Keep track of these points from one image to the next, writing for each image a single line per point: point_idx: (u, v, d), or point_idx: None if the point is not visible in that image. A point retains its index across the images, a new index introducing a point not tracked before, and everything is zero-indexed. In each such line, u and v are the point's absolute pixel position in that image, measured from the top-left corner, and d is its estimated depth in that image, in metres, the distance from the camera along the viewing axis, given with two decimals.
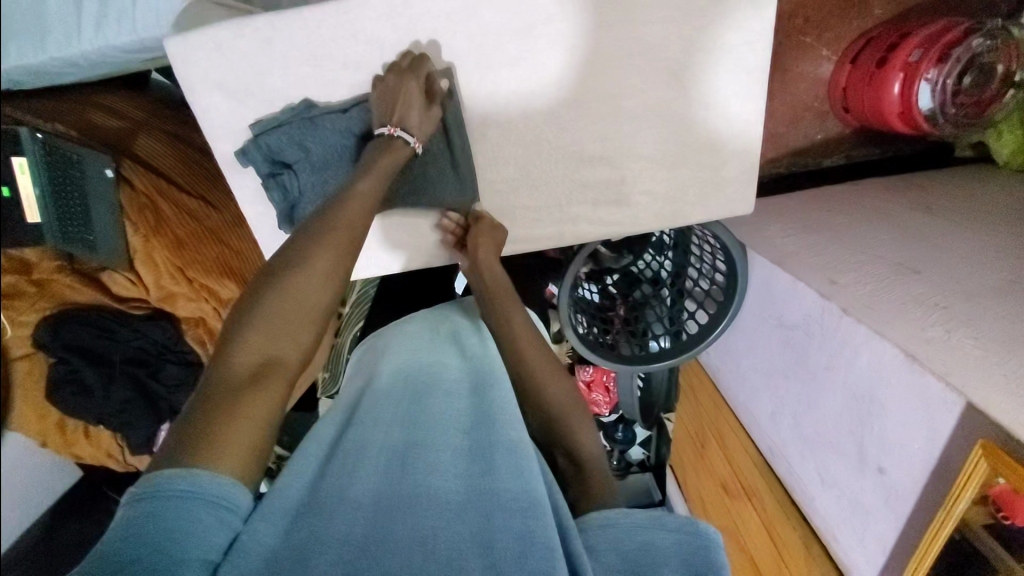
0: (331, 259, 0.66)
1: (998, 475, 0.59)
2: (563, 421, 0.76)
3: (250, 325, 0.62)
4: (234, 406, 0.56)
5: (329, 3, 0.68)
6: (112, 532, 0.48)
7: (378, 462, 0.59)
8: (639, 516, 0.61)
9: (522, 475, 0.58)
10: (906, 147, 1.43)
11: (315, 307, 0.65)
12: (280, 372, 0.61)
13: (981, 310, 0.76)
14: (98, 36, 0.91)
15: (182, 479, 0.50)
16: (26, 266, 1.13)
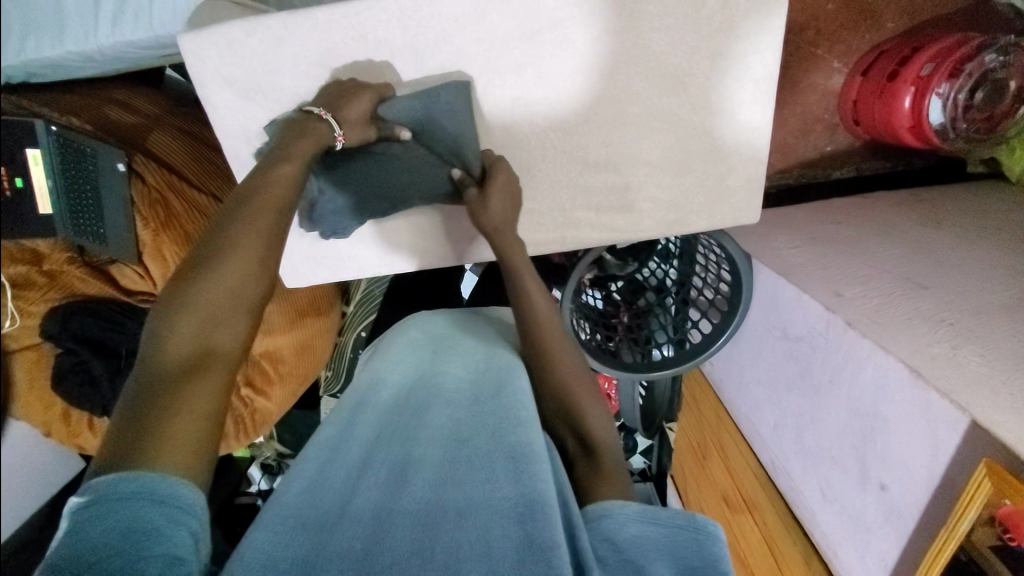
0: (258, 242, 0.63)
1: (1001, 495, 0.59)
2: (576, 406, 0.73)
3: (177, 317, 0.58)
4: (171, 405, 0.54)
5: (341, 4, 0.69)
6: (62, 539, 0.47)
7: (380, 479, 0.60)
8: (630, 509, 0.60)
9: (520, 481, 0.58)
10: (917, 162, 1.41)
11: (238, 295, 0.61)
12: (214, 364, 0.59)
13: (988, 327, 0.75)
14: (115, 32, 0.93)
15: (129, 481, 0.49)
16: (38, 257, 1.19)
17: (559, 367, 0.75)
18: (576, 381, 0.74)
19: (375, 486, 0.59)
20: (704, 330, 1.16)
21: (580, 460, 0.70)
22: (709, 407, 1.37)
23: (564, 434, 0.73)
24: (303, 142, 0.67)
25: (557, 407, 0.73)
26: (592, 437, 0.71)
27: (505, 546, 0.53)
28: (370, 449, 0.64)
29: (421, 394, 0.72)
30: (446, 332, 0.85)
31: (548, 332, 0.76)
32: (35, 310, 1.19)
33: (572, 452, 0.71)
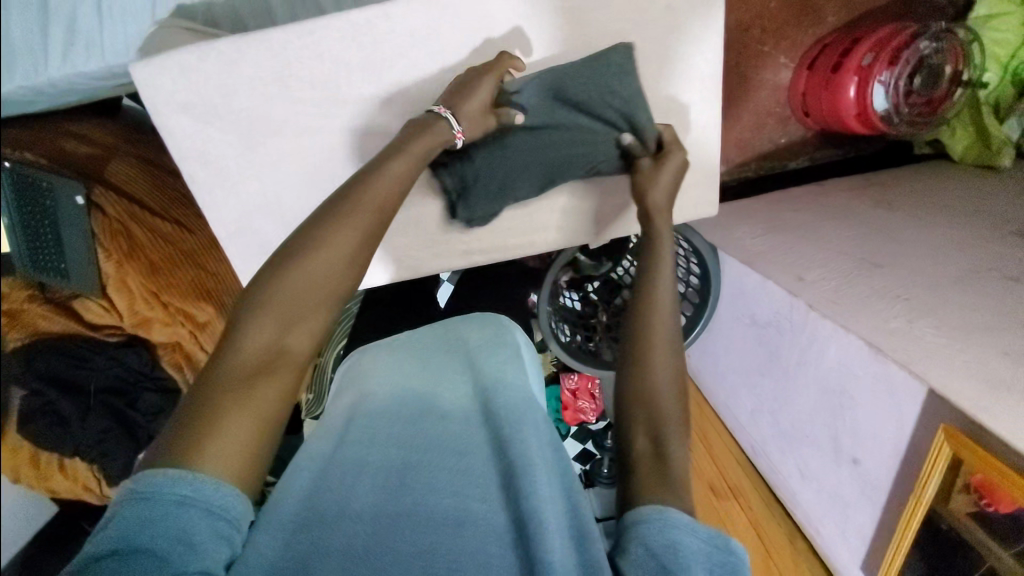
0: (350, 241, 0.58)
1: (960, 456, 0.61)
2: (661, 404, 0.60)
3: (266, 305, 0.54)
4: (238, 402, 0.50)
5: (293, 24, 0.68)
6: (104, 533, 0.45)
7: (388, 483, 0.57)
8: (674, 519, 0.50)
9: (535, 486, 0.56)
10: (868, 148, 1.48)
11: (328, 293, 0.57)
12: (287, 365, 0.54)
13: (941, 299, 0.78)
14: (67, 64, 0.91)
15: (181, 485, 0.46)
16: (1, 296, 1.17)
17: (658, 358, 0.62)
18: (669, 381, 0.61)
19: (375, 488, 0.56)
20: (680, 321, 1.18)
21: (644, 466, 0.56)
22: (692, 400, 1.37)
23: (635, 435, 0.59)
24: (421, 142, 0.65)
25: (639, 396, 0.60)
26: (670, 452, 0.57)
27: (501, 563, 0.52)
28: (374, 453, 0.60)
29: (421, 394, 0.69)
30: (439, 334, 0.81)
31: (662, 314, 0.64)
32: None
33: (641, 452, 0.57)
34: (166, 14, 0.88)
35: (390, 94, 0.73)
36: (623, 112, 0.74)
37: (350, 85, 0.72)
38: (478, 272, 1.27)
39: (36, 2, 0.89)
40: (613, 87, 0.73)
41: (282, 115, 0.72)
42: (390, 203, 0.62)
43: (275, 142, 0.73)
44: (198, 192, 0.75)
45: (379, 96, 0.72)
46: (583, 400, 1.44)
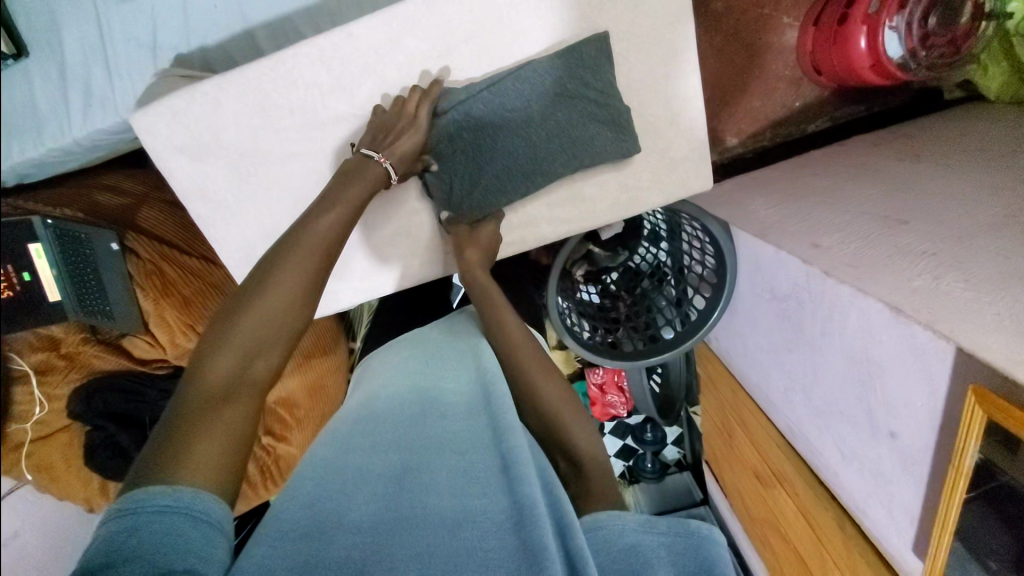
0: (301, 272, 0.65)
1: (991, 418, 0.56)
2: (555, 423, 0.70)
3: (227, 339, 0.60)
4: (205, 423, 0.55)
5: (267, 57, 0.71)
6: (91, 546, 0.47)
7: (379, 490, 0.58)
8: (610, 521, 0.56)
9: (519, 481, 0.57)
10: (894, 99, 1.38)
11: (284, 321, 0.63)
12: (249, 388, 0.59)
13: (972, 251, 0.72)
14: (86, 123, 0.99)
15: (163, 495, 0.49)
16: (56, 342, 1.22)
17: (538, 388, 0.73)
18: (559, 399, 0.72)
19: (369, 491, 0.58)
20: (696, 307, 1.14)
21: (574, 474, 0.66)
22: (727, 387, 1.30)
23: (557, 458, 0.69)
24: (358, 178, 0.70)
25: (539, 426, 0.71)
26: (579, 449, 0.68)
27: (502, 556, 0.51)
28: (366, 460, 0.62)
29: (410, 406, 0.71)
30: (435, 351, 0.85)
31: (524, 356, 0.76)
32: (60, 394, 1.25)
33: (565, 475, 0.67)
34: (165, 63, 0.94)
35: (367, 111, 0.75)
36: (592, 96, 0.73)
37: (327, 106, 0.74)
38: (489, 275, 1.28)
39: (53, 71, 0.97)
40: (584, 72, 0.72)
41: (270, 143, 0.75)
42: (337, 239, 0.69)
43: (267, 168, 0.76)
44: (203, 226, 0.79)
45: (356, 114, 0.75)
46: (611, 394, 1.45)
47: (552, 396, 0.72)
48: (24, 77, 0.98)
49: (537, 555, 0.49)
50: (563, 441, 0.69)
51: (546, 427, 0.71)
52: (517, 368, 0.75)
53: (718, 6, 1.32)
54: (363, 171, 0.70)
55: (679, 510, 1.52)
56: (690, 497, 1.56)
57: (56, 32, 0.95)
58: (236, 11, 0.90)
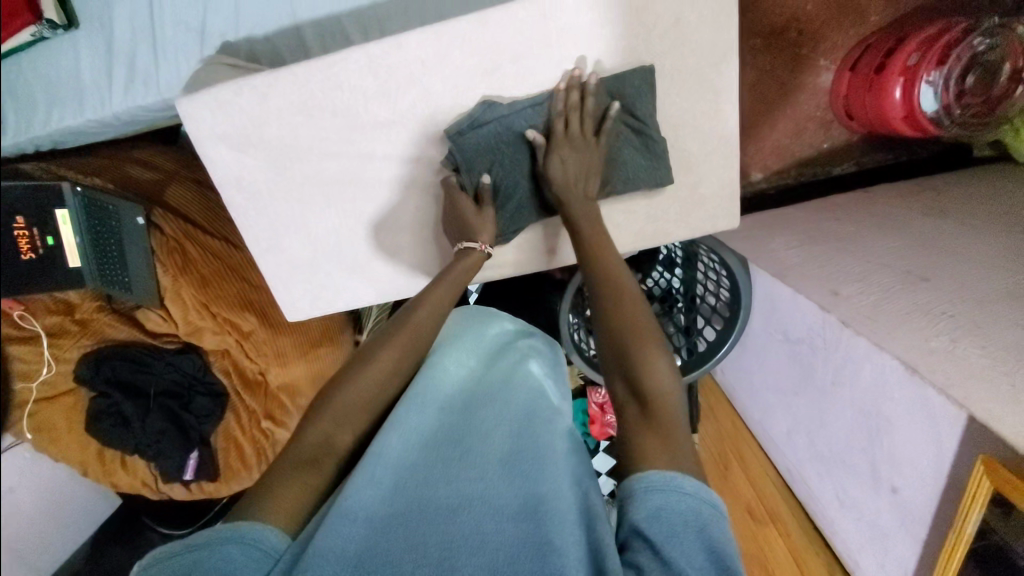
0: (394, 355, 0.69)
1: (997, 489, 0.57)
2: (629, 347, 0.64)
3: (328, 409, 0.64)
4: (294, 476, 0.58)
5: (315, 58, 0.72)
6: (164, 558, 0.50)
7: (384, 486, 0.58)
8: (656, 478, 0.51)
9: (535, 485, 0.57)
10: (922, 151, 1.38)
11: (372, 402, 0.67)
12: (332, 459, 0.62)
13: (993, 317, 0.72)
14: (126, 98, 1.01)
15: (228, 528, 0.52)
16: (71, 307, 1.24)
17: (626, 317, 0.67)
18: (643, 325, 0.66)
19: (380, 482, 0.58)
20: (705, 337, 1.14)
21: (635, 409, 0.60)
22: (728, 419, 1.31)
23: (617, 385, 0.63)
24: (452, 272, 0.76)
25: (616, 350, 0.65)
26: (651, 385, 0.61)
27: (506, 546, 0.52)
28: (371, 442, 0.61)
29: (418, 389, 0.70)
30: (451, 336, 0.82)
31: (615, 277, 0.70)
32: (70, 357, 1.26)
33: (623, 402, 0.61)
34: (211, 49, 0.96)
35: (408, 118, 0.75)
36: (629, 125, 0.75)
37: (368, 110, 0.75)
38: (504, 284, 1.29)
39: (101, 44, 0.99)
40: (623, 101, 0.73)
41: (310, 141, 0.76)
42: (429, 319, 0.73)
43: (304, 164, 0.78)
44: (236, 214, 0.80)
45: (395, 120, 0.76)
46: None
47: (631, 322, 0.66)
48: (72, 48, 1.00)
49: (545, 551, 0.51)
50: (630, 369, 0.63)
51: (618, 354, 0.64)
52: (604, 291, 0.69)
53: (757, 41, 1.32)
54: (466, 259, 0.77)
55: None
56: None
57: (108, 7, 0.97)
58: (287, 6, 0.92)
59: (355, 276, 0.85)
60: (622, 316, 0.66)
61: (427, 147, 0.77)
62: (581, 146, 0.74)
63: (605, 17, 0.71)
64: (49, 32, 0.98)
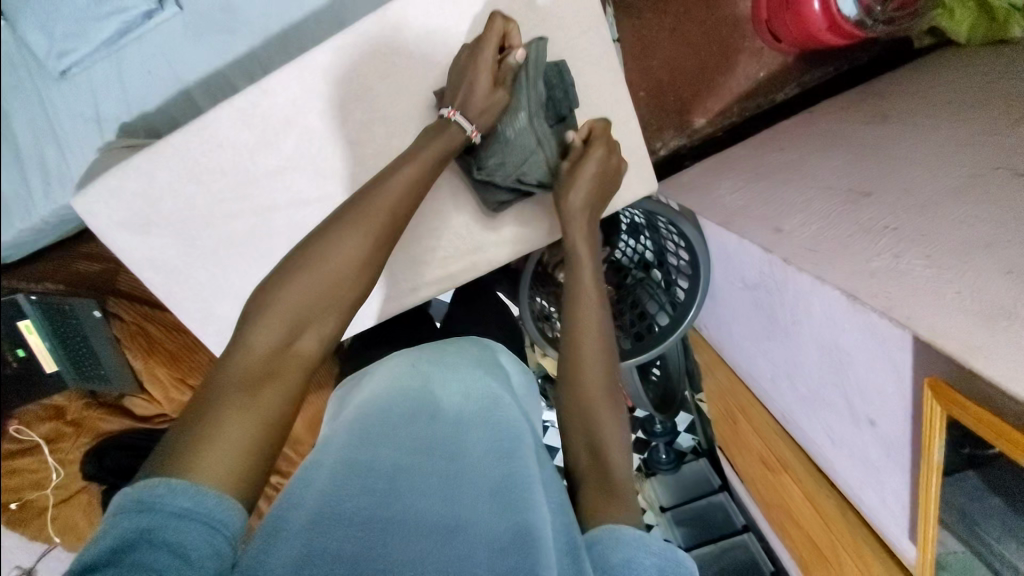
0: (359, 240, 0.58)
1: (950, 413, 0.55)
2: (596, 418, 0.61)
3: (276, 308, 0.54)
4: (237, 402, 0.49)
5: (189, 126, 0.72)
6: (105, 540, 0.41)
7: (375, 489, 0.51)
8: (624, 534, 0.50)
9: (520, 510, 0.50)
10: (863, 56, 1.32)
11: (335, 300, 0.56)
12: (287, 371, 0.53)
13: (935, 219, 0.68)
14: (49, 200, 1.01)
15: (181, 494, 0.43)
16: (61, 410, 1.25)
17: (587, 383, 0.63)
18: (604, 389, 0.63)
19: (373, 489, 0.51)
20: (677, 296, 1.11)
21: (594, 473, 0.58)
22: (723, 373, 1.28)
23: (577, 444, 0.61)
24: (428, 149, 0.64)
25: (579, 409, 0.62)
26: (612, 459, 0.59)
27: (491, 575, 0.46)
28: (366, 453, 0.54)
29: (413, 405, 0.62)
30: (431, 354, 0.72)
31: (586, 333, 0.66)
32: (74, 458, 1.26)
33: (583, 462, 0.59)
34: (111, 133, 0.95)
35: (296, 160, 0.74)
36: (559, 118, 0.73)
37: (255, 163, 0.74)
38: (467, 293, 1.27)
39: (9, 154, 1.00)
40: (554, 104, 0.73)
41: (208, 207, 0.75)
42: (402, 205, 0.61)
43: (211, 230, 0.76)
44: (160, 295, 0.79)
45: (286, 165, 0.74)
46: None
47: (595, 383, 0.63)
48: None
49: None
50: (591, 429, 0.61)
51: (582, 407, 0.62)
52: (574, 349, 0.65)
53: None
54: (445, 132, 0.65)
55: (698, 499, 1.52)
56: (709, 484, 1.55)
57: (4, 117, 0.97)
58: (169, 74, 0.91)
59: None
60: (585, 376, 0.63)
61: (324, 183, 0.75)
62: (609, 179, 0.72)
63: (461, 14, 0.70)
64: None
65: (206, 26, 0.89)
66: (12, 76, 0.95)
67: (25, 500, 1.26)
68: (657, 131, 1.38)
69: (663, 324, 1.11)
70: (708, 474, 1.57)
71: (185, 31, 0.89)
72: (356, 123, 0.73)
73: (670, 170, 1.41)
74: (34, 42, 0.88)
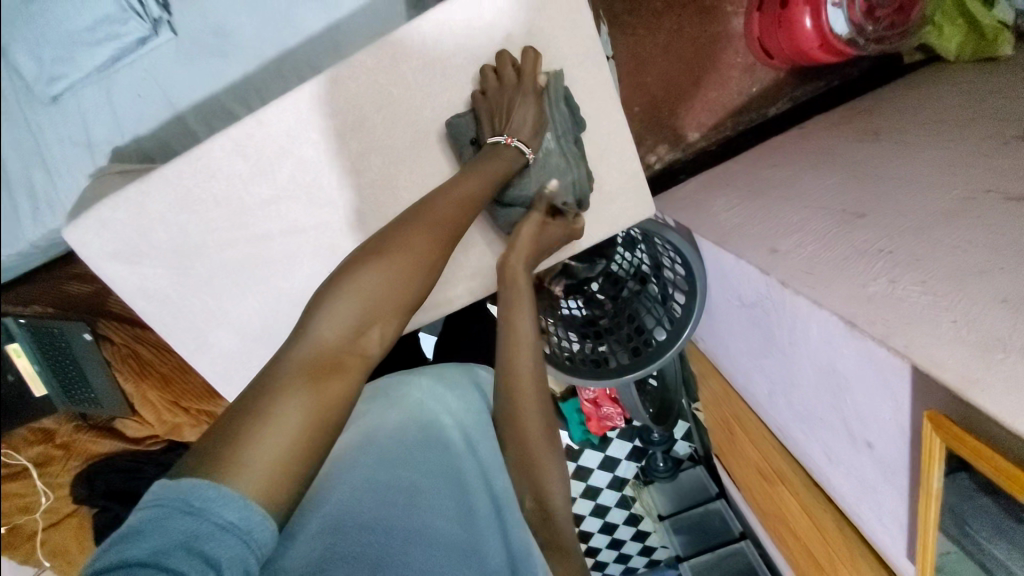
0: (424, 240, 0.58)
1: (949, 446, 0.56)
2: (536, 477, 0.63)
3: (350, 300, 0.53)
4: (300, 393, 0.47)
5: (183, 157, 0.71)
6: (141, 540, 0.37)
7: (390, 503, 0.50)
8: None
9: (505, 550, 0.54)
10: (853, 70, 1.33)
11: (403, 299, 0.55)
12: (350, 370, 0.51)
13: (929, 244, 0.69)
14: (37, 224, 0.99)
15: (226, 504, 0.39)
16: (50, 434, 1.23)
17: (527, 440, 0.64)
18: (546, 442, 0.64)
19: (392, 501, 0.50)
20: (675, 311, 1.11)
21: (540, 528, 0.62)
22: (718, 384, 1.28)
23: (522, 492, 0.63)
24: (491, 166, 0.65)
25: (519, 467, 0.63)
26: (554, 507, 0.63)
27: None
28: (386, 463, 0.54)
29: (417, 423, 0.61)
30: (433, 377, 0.70)
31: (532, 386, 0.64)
32: (63, 481, 1.24)
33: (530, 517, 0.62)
34: (103, 158, 0.94)
35: (292, 189, 0.73)
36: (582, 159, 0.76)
37: (250, 193, 0.73)
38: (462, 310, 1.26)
39: None
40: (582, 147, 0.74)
41: (202, 237, 0.74)
42: (460, 215, 0.62)
43: (207, 259, 0.75)
44: (155, 325, 0.78)
45: (281, 194, 0.73)
46: (606, 407, 1.39)
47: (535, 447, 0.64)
48: None
49: None
50: (536, 486, 0.63)
51: (522, 467, 0.63)
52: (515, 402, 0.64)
53: (657, 3, 1.30)
54: (498, 154, 0.66)
55: (696, 507, 1.53)
56: (707, 492, 1.57)
57: None
58: (162, 97, 0.90)
59: None
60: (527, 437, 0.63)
61: (321, 211, 0.74)
62: (565, 240, 0.72)
63: (457, 46, 0.70)
64: None
65: (201, 50, 0.88)
66: None
67: (14, 523, 1.23)
68: (650, 145, 1.39)
69: (661, 338, 1.11)
70: (704, 482, 1.58)
71: (179, 56, 0.88)
72: (353, 152, 0.72)
73: (665, 184, 1.41)
74: (24, 67, 0.87)
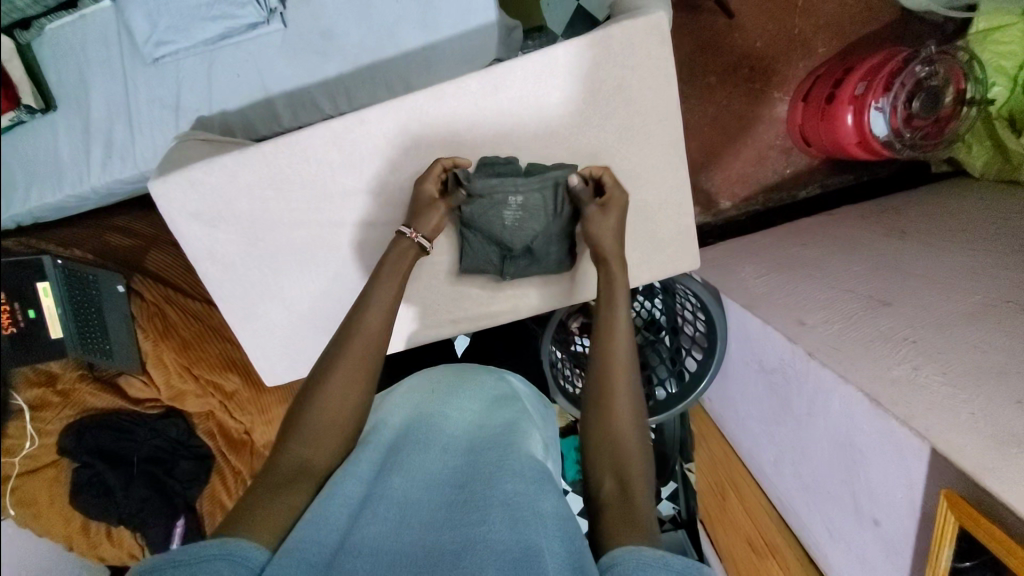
0: (363, 346, 0.67)
1: (964, 524, 0.58)
2: (620, 453, 0.60)
3: (306, 419, 0.61)
4: (279, 491, 0.56)
5: (279, 136, 0.76)
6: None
7: (412, 519, 0.56)
8: (645, 554, 0.49)
9: (514, 523, 0.53)
10: (882, 170, 1.42)
11: (346, 407, 0.63)
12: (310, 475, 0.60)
13: (953, 340, 0.74)
14: (104, 173, 1.02)
15: (217, 544, 0.49)
16: (52, 378, 1.16)
17: (614, 412, 0.62)
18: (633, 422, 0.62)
19: (383, 518, 0.55)
20: (689, 366, 1.14)
21: (614, 504, 0.56)
22: (720, 447, 1.30)
23: (603, 473, 0.60)
24: (403, 261, 0.73)
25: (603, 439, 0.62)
26: (635, 488, 0.58)
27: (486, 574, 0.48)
28: (408, 486, 0.59)
29: (419, 436, 0.67)
30: (451, 383, 0.77)
31: (618, 365, 0.64)
32: (52, 429, 1.15)
33: (608, 493, 0.58)
34: (186, 123, 0.99)
35: (371, 184, 0.78)
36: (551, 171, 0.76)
37: (331, 180, 0.78)
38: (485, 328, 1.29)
39: (78, 125, 1.03)
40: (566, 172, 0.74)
41: (278, 212, 0.78)
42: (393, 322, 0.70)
43: (276, 233, 0.79)
44: (211, 288, 0.81)
45: (361, 186, 0.78)
46: None
47: (626, 420, 0.62)
48: (52, 130, 1.03)
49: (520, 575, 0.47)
50: (618, 462, 0.60)
51: (607, 445, 0.61)
52: (602, 381, 0.64)
53: (711, 79, 1.39)
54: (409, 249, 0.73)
55: None
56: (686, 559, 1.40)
57: (84, 89, 1.01)
58: (257, 80, 0.96)
59: (327, 335, 0.83)
60: (617, 414, 0.62)
61: (393, 209, 0.79)
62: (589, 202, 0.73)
63: (546, 83, 0.76)
64: (26, 117, 1.01)
65: (304, 47, 0.95)
66: (103, 55, 1.01)
67: None
68: None
69: (670, 392, 1.14)
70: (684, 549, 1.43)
71: (284, 48, 0.95)
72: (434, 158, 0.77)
73: None
74: (137, 30, 0.94)
